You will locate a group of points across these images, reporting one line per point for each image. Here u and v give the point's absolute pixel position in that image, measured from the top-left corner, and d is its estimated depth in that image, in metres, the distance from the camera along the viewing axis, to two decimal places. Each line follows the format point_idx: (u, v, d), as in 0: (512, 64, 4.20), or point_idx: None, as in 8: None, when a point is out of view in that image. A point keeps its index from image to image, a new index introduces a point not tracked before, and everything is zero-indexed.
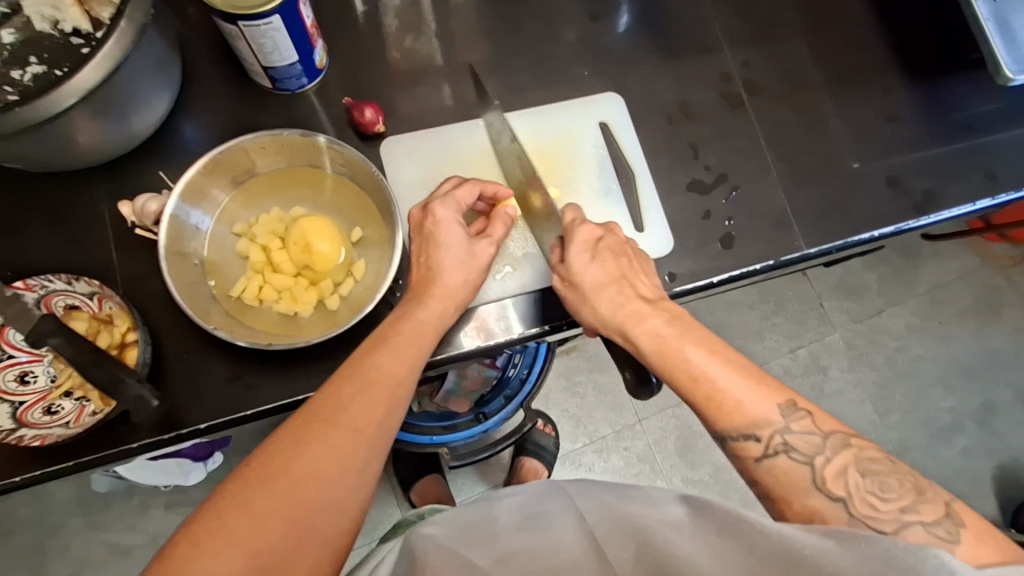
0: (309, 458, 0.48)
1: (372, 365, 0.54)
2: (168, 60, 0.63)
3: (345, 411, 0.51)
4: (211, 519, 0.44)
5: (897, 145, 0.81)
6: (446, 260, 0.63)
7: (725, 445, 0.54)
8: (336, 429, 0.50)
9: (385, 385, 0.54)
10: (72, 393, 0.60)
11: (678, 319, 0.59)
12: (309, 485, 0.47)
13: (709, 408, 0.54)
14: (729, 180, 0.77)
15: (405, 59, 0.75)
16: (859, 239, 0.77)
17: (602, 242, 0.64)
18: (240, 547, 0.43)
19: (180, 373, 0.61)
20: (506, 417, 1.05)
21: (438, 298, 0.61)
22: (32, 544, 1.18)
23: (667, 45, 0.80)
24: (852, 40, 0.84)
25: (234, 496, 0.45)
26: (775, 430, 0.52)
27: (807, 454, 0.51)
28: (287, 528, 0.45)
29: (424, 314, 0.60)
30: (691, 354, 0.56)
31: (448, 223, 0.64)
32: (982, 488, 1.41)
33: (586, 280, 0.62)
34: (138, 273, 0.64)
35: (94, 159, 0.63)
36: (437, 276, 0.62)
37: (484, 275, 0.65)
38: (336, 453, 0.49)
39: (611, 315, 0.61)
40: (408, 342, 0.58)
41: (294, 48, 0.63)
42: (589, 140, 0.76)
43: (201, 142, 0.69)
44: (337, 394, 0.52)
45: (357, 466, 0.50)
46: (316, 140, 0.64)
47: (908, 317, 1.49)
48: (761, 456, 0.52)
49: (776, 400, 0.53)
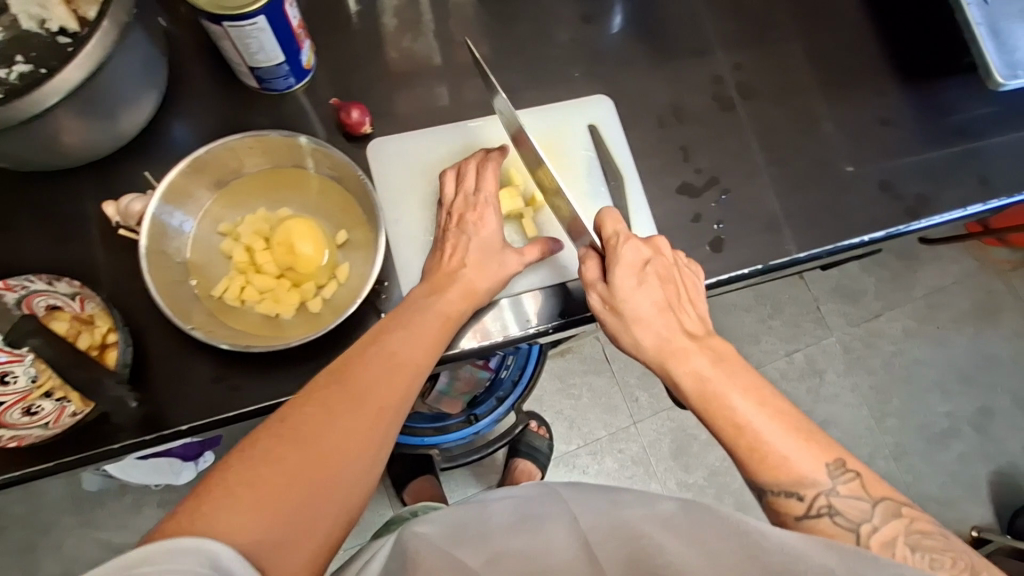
0: (334, 428, 0.51)
1: (384, 346, 0.57)
2: (154, 59, 0.63)
3: (369, 389, 0.54)
4: (239, 470, 0.46)
5: (891, 148, 0.81)
6: (474, 258, 0.65)
7: (765, 497, 0.55)
8: (359, 405, 0.53)
9: (397, 367, 0.56)
10: (53, 394, 0.56)
11: (724, 360, 0.60)
12: (332, 451, 0.50)
13: (751, 458, 0.55)
14: (720, 184, 0.76)
15: (403, 60, 0.75)
16: (849, 244, 0.77)
17: (649, 265, 0.63)
18: (266, 497, 0.46)
19: (163, 371, 0.61)
20: (498, 418, 1.10)
21: (458, 291, 0.63)
22: (24, 542, 1.18)
23: (659, 47, 0.80)
24: (847, 43, 0.84)
25: (262, 452, 0.48)
26: (821, 490, 0.54)
27: (852, 520, 0.53)
28: (308, 487, 0.48)
29: (445, 305, 0.62)
30: (736, 401, 0.57)
31: (489, 226, 0.66)
32: (978, 494, 1.40)
33: (630, 307, 0.62)
34: (122, 274, 0.63)
35: (78, 157, 0.63)
36: (460, 271, 0.64)
37: (496, 286, 0.65)
38: (358, 426, 0.52)
39: (655, 349, 0.61)
40: (429, 329, 0.60)
41: (279, 49, 0.62)
42: (577, 143, 0.76)
43: (188, 141, 0.69)
44: (363, 373, 0.54)
45: (375, 441, 0.53)
46: (298, 140, 0.63)
47: (905, 320, 1.48)
48: (802, 515, 0.54)
49: (825, 460, 0.55)
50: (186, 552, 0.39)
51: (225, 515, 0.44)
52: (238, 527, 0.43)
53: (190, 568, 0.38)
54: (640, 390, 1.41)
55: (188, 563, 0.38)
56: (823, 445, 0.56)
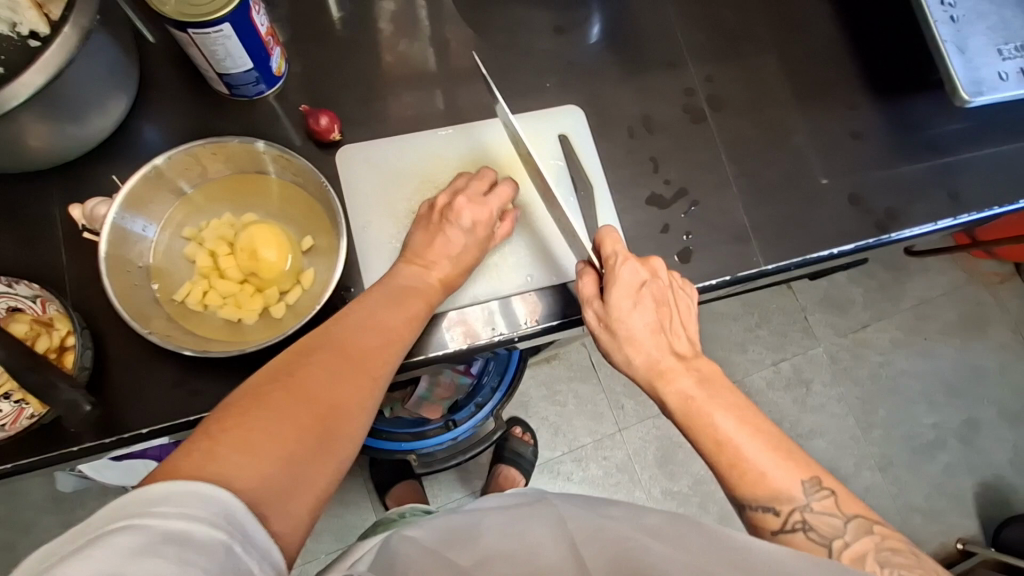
0: (336, 388, 0.51)
1: (380, 318, 0.58)
2: (122, 64, 0.63)
3: (367, 354, 0.55)
4: (243, 422, 0.45)
5: (864, 162, 0.81)
6: (455, 249, 0.66)
7: (744, 513, 0.56)
8: (359, 369, 0.53)
9: (392, 340, 0.58)
10: (11, 395, 0.58)
11: (709, 380, 0.60)
12: (334, 410, 0.50)
13: (732, 474, 0.55)
14: (689, 195, 0.77)
15: (399, 64, 0.76)
16: (819, 256, 0.77)
17: (646, 287, 0.62)
18: (273, 451, 0.44)
19: (126, 375, 0.61)
20: (477, 424, 1.11)
21: (443, 272, 0.65)
22: (4, 542, 1.19)
23: (632, 59, 0.81)
24: (821, 57, 0.84)
25: (266, 406, 0.47)
26: (796, 506, 0.54)
27: (825, 535, 0.53)
28: (311, 444, 0.47)
29: (431, 284, 0.65)
30: (719, 419, 0.57)
31: (477, 224, 0.67)
32: (964, 507, 1.40)
33: (625, 327, 0.62)
34: (85, 277, 0.64)
35: (43, 160, 0.63)
36: (444, 256, 0.66)
37: (465, 275, 0.67)
38: (358, 389, 0.52)
39: (646, 368, 0.61)
40: (418, 305, 0.62)
41: (246, 56, 0.63)
42: (548, 151, 0.76)
43: (157, 146, 0.69)
44: (362, 338, 0.55)
45: (369, 408, 0.53)
46: (256, 146, 0.63)
47: (892, 332, 1.49)
48: (778, 530, 0.54)
49: (801, 476, 0.55)
50: (202, 498, 0.38)
51: (232, 465, 0.42)
52: (243, 478, 0.41)
53: (207, 517, 0.37)
54: (626, 398, 1.41)
55: (205, 511, 0.38)
56: (801, 461, 0.56)
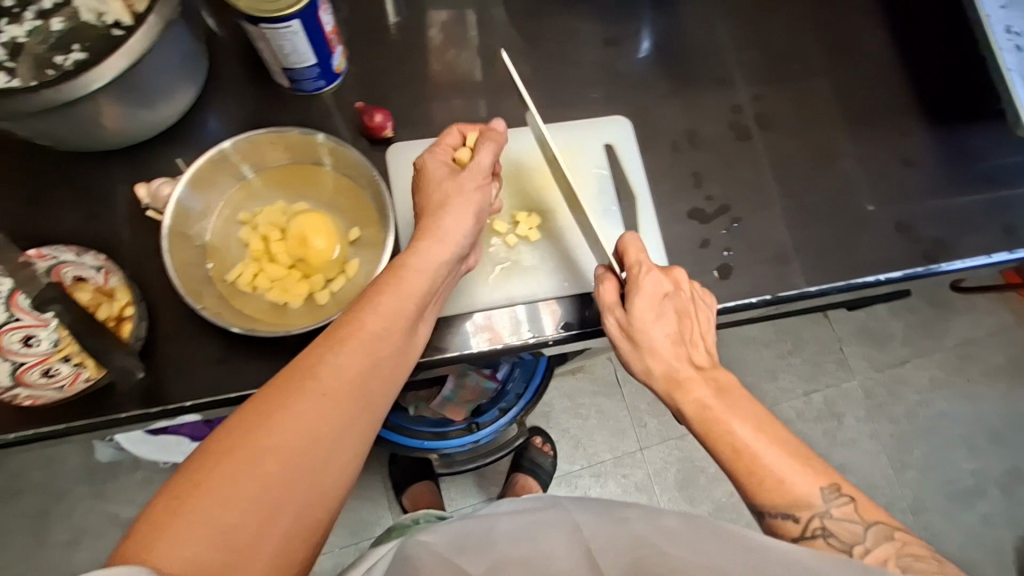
0: (281, 425, 0.47)
1: (358, 331, 0.53)
2: (193, 54, 0.67)
3: (320, 374, 0.50)
4: (180, 492, 0.43)
5: (914, 190, 0.80)
6: (434, 205, 0.62)
7: (762, 521, 0.55)
8: (309, 396, 0.49)
9: (372, 352, 0.53)
10: (70, 359, 0.57)
11: (726, 390, 0.59)
12: (280, 451, 0.46)
13: (749, 480, 0.55)
14: (731, 212, 0.76)
15: (442, 75, 0.78)
16: (864, 282, 0.75)
17: (667, 299, 0.62)
18: (210, 521, 0.42)
19: (174, 350, 0.64)
20: (499, 429, 1.11)
21: (423, 249, 0.59)
22: (39, 507, 1.24)
23: (680, 74, 0.81)
24: (874, 82, 0.83)
25: (203, 468, 0.44)
26: (815, 512, 0.53)
27: (845, 542, 0.52)
28: (256, 498, 0.44)
29: (410, 267, 0.58)
30: (736, 426, 0.56)
31: (434, 168, 0.63)
32: (1002, 561, 1.33)
33: (646, 337, 0.61)
34: (144, 253, 0.67)
35: (116, 141, 0.67)
36: (426, 222, 0.61)
37: (462, 224, 0.61)
38: (309, 418, 0.48)
39: (663, 377, 0.61)
40: (392, 299, 0.55)
41: (310, 52, 0.66)
42: (591, 160, 0.77)
43: (218, 134, 0.72)
44: (313, 358, 0.50)
45: (331, 433, 0.49)
46: (315, 138, 0.66)
47: (932, 370, 1.43)
48: (798, 537, 0.53)
49: (819, 483, 0.54)
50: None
51: (164, 548, 0.40)
52: (174, 561, 0.40)
53: None
54: (650, 416, 1.39)
55: None
56: (818, 468, 0.55)
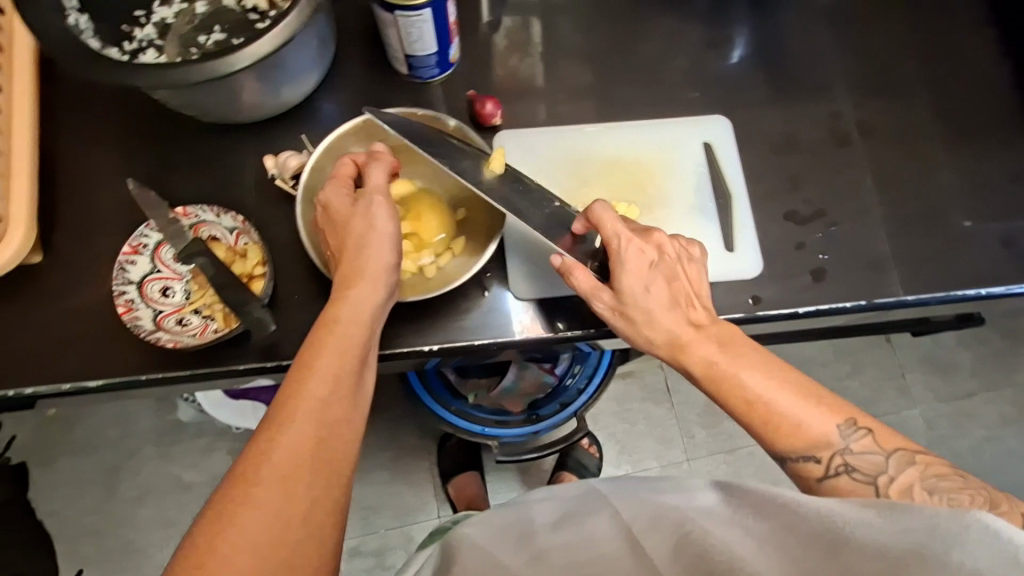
0: (243, 526, 0.45)
1: (301, 400, 0.50)
2: (325, 37, 0.72)
3: (271, 460, 0.48)
4: None
5: (1017, 208, 0.77)
6: (352, 238, 0.59)
7: (785, 465, 0.55)
8: (263, 487, 0.47)
9: (321, 417, 0.50)
10: (200, 310, 0.67)
11: (730, 344, 0.59)
12: (249, 552, 0.45)
13: (767, 429, 0.55)
14: (827, 217, 0.76)
15: (521, 75, 0.81)
16: (963, 295, 0.74)
17: (653, 265, 0.60)
18: None
19: (291, 309, 0.68)
20: (558, 423, 1.13)
21: (363, 292, 0.57)
22: (113, 461, 1.32)
23: (780, 79, 0.81)
24: (979, 97, 0.82)
25: None
26: (835, 450, 0.54)
27: (868, 473, 0.53)
28: None
29: (348, 315, 0.55)
30: (748, 379, 0.56)
31: (340, 203, 0.60)
32: None
33: (641, 309, 0.60)
34: (267, 220, 0.72)
35: (250, 113, 0.72)
36: (348, 263, 0.58)
37: (383, 255, 0.58)
38: (272, 509, 0.46)
39: (666, 342, 0.60)
40: (333, 356, 0.53)
41: (434, 40, 0.70)
42: (690, 158, 0.78)
43: (337, 115, 0.77)
44: (260, 445, 0.48)
45: (300, 513, 0.47)
46: (445, 123, 0.71)
47: (1004, 406, 1.37)
48: (822, 477, 0.54)
49: (835, 420, 0.54)
50: None
51: None
52: None
53: None
54: (698, 427, 1.38)
55: None
56: (833, 405, 0.55)
